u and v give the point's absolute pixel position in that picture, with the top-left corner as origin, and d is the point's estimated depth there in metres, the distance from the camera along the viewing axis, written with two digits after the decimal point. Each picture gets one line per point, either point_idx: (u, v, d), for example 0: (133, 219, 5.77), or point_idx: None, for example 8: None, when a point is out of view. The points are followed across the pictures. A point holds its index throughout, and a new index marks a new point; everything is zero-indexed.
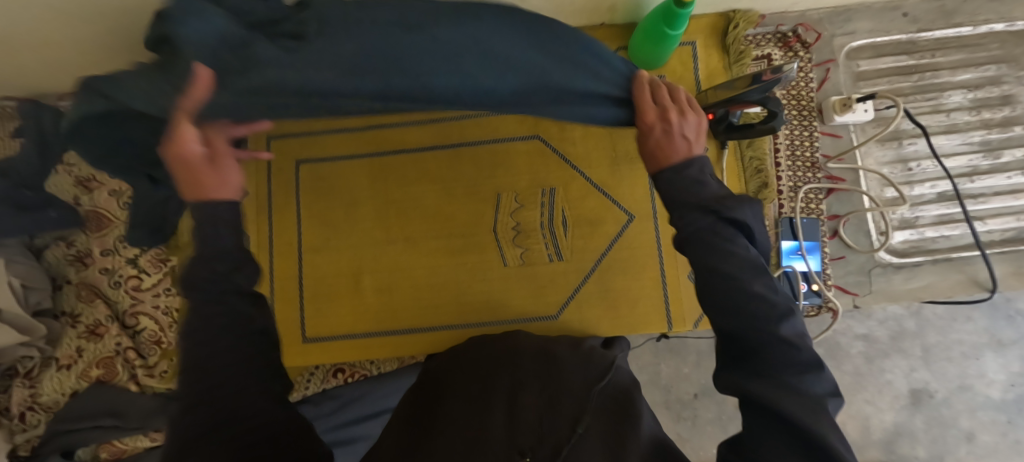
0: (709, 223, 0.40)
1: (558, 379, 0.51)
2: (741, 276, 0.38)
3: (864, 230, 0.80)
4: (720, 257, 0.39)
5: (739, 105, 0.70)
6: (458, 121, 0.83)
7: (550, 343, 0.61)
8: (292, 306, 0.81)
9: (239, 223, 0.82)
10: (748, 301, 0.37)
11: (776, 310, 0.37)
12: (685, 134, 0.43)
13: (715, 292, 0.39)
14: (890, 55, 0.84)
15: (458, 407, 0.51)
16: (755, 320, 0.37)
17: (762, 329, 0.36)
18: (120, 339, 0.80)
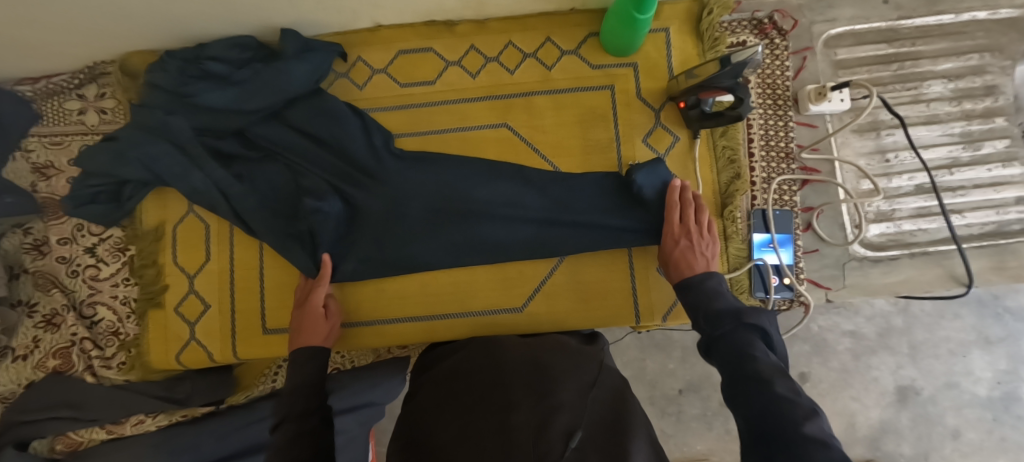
0: (731, 329, 0.52)
1: (549, 385, 0.50)
2: (767, 376, 0.44)
3: (838, 223, 0.78)
4: (741, 354, 0.48)
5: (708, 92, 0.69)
6: (425, 109, 0.81)
7: (538, 351, 0.60)
8: (251, 297, 0.78)
9: (200, 212, 0.80)
10: (771, 397, 0.42)
11: (798, 407, 0.40)
12: (704, 257, 0.66)
13: (742, 391, 0.45)
14: (871, 43, 0.82)
15: (451, 425, 0.48)
16: (779, 414, 0.40)
17: (788, 423, 0.39)
18: (75, 329, 0.78)
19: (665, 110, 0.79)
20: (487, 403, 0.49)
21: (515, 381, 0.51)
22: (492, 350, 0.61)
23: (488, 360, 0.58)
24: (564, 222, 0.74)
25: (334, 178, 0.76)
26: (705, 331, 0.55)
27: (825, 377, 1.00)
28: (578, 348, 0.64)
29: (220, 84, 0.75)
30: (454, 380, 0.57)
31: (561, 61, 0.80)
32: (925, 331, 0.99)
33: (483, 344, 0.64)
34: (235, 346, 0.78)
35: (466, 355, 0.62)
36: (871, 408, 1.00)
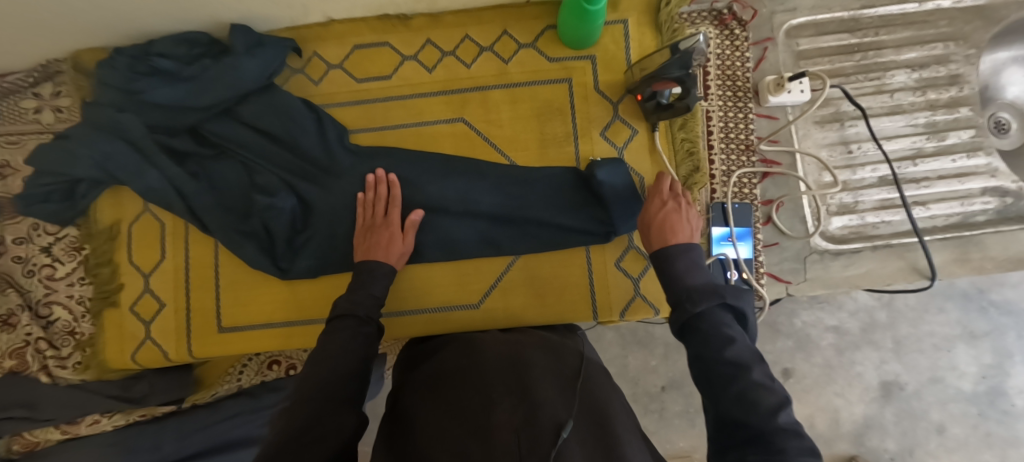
0: (709, 313, 0.48)
1: (528, 382, 0.49)
2: (742, 363, 0.44)
3: (799, 216, 0.77)
4: (711, 334, 0.47)
5: (660, 84, 0.68)
6: (382, 104, 0.80)
7: (521, 348, 0.59)
8: (208, 296, 0.78)
9: (154, 211, 0.80)
10: (742, 384, 0.43)
11: (773, 394, 0.42)
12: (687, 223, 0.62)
13: (716, 377, 0.45)
14: (833, 33, 0.81)
15: (432, 426, 0.47)
16: (756, 404, 0.41)
17: (762, 414, 0.40)
18: (30, 329, 0.77)
19: (623, 103, 0.78)
20: (467, 404, 0.48)
21: (495, 380, 0.51)
22: (472, 348, 0.60)
23: (468, 359, 0.57)
24: (517, 218, 0.76)
25: (288, 174, 0.76)
26: (680, 312, 0.51)
27: (810, 372, 0.99)
28: (560, 343, 0.64)
29: (170, 81, 0.75)
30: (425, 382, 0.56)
31: (519, 54, 0.80)
32: (909, 326, 0.98)
33: (464, 343, 0.63)
34: (190, 346, 0.78)
35: (447, 354, 0.61)
36: (856, 404, 0.98)
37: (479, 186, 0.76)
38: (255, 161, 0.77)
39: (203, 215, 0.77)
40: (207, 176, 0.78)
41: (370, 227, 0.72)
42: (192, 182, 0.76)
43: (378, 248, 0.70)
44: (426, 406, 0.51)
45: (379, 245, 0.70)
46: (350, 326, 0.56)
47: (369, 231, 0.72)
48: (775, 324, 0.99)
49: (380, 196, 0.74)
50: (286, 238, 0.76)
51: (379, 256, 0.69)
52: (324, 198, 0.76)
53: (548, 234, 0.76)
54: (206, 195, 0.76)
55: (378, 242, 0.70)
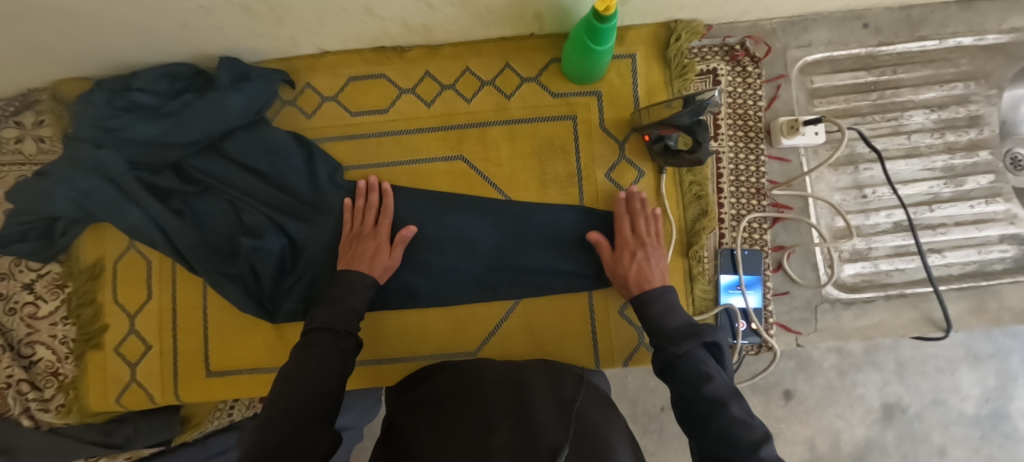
0: (687, 354, 0.50)
1: (526, 405, 0.47)
2: (719, 400, 0.46)
3: (811, 263, 0.74)
4: (688, 377, 0.48)
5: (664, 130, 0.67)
6: (375, 139, 0.76)
7: (520, 369, 0.57)
8: (193, 340, 0.75)
9: (140, 248, 0.76)
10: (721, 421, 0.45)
11: (749, 427, 0.44)
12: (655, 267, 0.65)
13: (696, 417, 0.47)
14: (849, 71, 0.78)
15: (427, 446, 0.45)
16: (732, 438, 0.43)
17: (737, 451, 0.43)
18: (10, 370, 0.74)
19: (629, 142, 0.75)
20: (463, 425, 0.45)
21: (493, 402, 0.49)
22: (471, 371, 0.57)
23: (466, 381, 0.55)
24: (513, 262, 0.74)
25: (276, 213, 0.73)
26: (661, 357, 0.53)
27: (810, 393, 0.96)
28: (559, 366, 0.61)
29: (151, 116, 0.71)
30: (419, 402, 0.54)
31: (520, 89, 0.76)
32: (912, 349, 0.95)
33: (460, 366, 0.60)
34: (177, 390, 0.75)
35: (444, 376, 0.58)
36: (857, 426, 0.96)
37: (477, 226, 0.73)
38: (244, 201, 0.74)
39: (188, 256, 0.73)
40: (193, 215, 0.75)
41: (358, 229, 0.71)
42: (178, 220, 0.73)
43: (360, 257, 0.68)
44: (421, 425, 0.49)
45: (363, 252, 0.68)
46: (327, 340, 0.54)
47: (355, 241, 0.70)
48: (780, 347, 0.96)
49: (371, 204, 0.72)
50: (273, 280, 0.72)
51: (362, 266, 0.67)
52: (316, 239, 0.73)
53: (550, 279, 0.73)
54: (190, 235, 0.73)
55: (363, 250, 0.68)
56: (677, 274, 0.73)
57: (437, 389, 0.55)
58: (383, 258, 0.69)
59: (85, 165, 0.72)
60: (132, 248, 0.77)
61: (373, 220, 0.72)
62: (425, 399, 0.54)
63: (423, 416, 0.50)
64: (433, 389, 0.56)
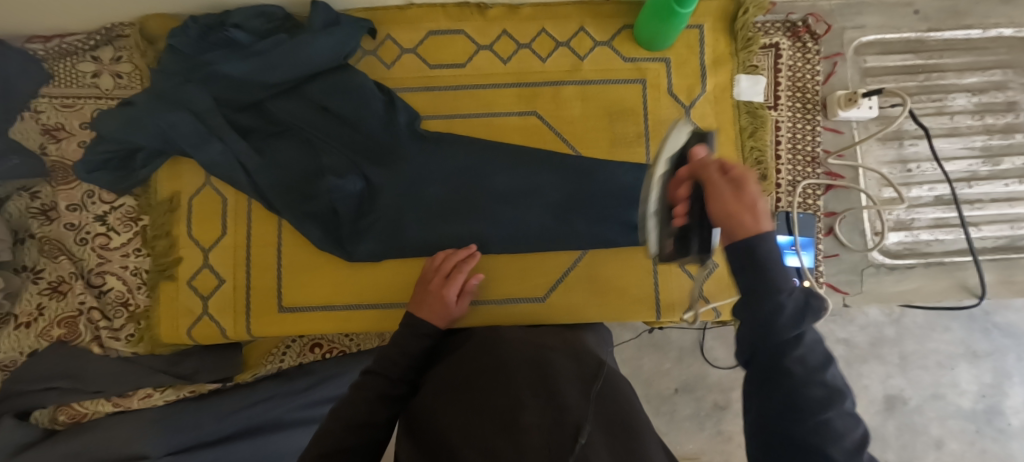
0: (803, 324, 0.34)
1: (552, 380, 0.43)
2: (834, 390, 0.34)
3: (859, 228, 0.79)
4: (798, 357, 0.34)
5: (675, 186, 0.46)
6: (452, 91, 0.79)
7: (545, 347, 0.53)
8: (268, 275, 0.77)
9: (216, 184, 0.78)
10: (828, 412, 0.33)
11: (851, 424, 0.34)
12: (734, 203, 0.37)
13: (793, 407, 0.34)
14: (898, 53, 0.82)
15: (455, 431, 0.42)
16: (835, 437, 0.33)
17: (845, 461, 0.32)
18: (83, 298, 0.76)
19: (696, 107, 0.79)
20: (490, 405, 0.42)
21: (516, 376, 0.45)
22: (493, 347, 0.54)
23: (487, 361, 0.51)
24: (581, 214, 0.75)
25: (356, 156, 0.75)
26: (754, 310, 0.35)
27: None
28: (581, 343, 0.56)
29: (241, 54, 0.73)
30: (441, 389, 0.51)
31: (594, 52, 0.79)
32: (915, 344, 0.98)
33: (481, 341, 0.57)
34: (249, 324, 0.77)
35: (465, 355, 0.55)
36: (860, 417, 0.99)
37: (551, 177, 0.76)
38: (319, 143, 0.75)
39: (267, 194, 0.75)
40: (269, 153, 0.75)
41: (433, 278, 0.72)
42: (258, 159, 0.75)
43: (428, 305, 0.68)
44: (442, 418, 0.46)
45: (433, 302, 0.69)
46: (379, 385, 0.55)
47: (428, 289, 0.71)
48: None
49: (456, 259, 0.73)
50: (351, 220, 0.75)
51: (425, 312, 0.67)
52: (395, 183, 0.75)
53: (622, 235, 0.75)
54: (270, 173, 0.75)
55: (433, 299, 0.69)
56: None
57: (457, 374, 0.52)
58: (451, 307, 0.69)
59: (174, 98, 0.73)
60: (209, 183, 0.78)
61: (450, 274, 0.72)
62: (447, 386, 0.51)
63: (441, 407, 0.48)
64: (451, 372, 0.53)
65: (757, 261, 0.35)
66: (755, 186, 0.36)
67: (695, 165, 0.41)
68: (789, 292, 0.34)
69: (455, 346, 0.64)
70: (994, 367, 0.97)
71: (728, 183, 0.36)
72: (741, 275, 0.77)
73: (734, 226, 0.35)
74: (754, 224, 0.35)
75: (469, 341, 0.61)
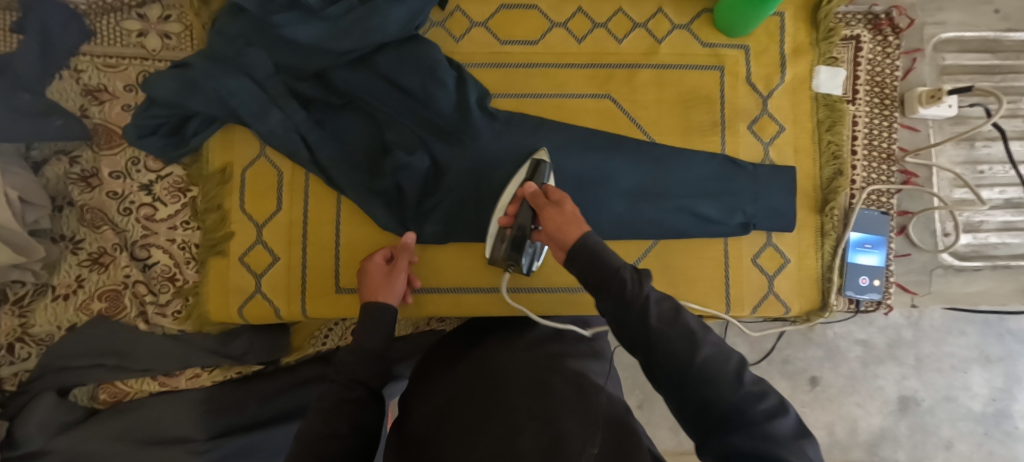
0: (645, 288, 0.44)
1: (550, 400, 0.45)
2: (694, 335, 0.42)
3: (930, 228, 0.79)
4: (656, 316, 0.43)
5: (510, 206, 0.64)
6: (524, 69, 0.76)
7: (541, 362, 0.54)
8: (325, 255, 0.74)
9: (271, 156, 0.74)
10: (703, 357, 0.40)
11: (730, 360, 0.41)
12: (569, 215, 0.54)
13: (677, 359, 0.41)
14: (976, 52, 0.81)
15: (451, 450, 0.43)
16: (720, 375, 0.40)
17: (726, 388, 0.40)
18: (128, 271, 0.72)
19: (774, 97, 0.77)
20: (487, 426, 0.44)
21: (515, 399, 0.47)
22: (490, 363, 0.55)
23: (481, 380, 0.52)
24: (650, 201, 0.73)
25: (424, 132, 0.71)
26: (605, 292, 0.46)
27: (835, 381, 0.97)
28: (575, 357, 0.58)
29: (309, 17, 0.67)
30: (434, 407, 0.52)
31: (672, 35, 0.77)
32: (931, 345, 0.96)
33: (474, 359, 0.58)
34: (304, 304, 0.73)
35: (457, 374, 0.56)
36: (873, 415, 0.96)
37: (624, 163, 0.73)
38: (386, 118, 0.72)
39: (328, 169, 0.71)
40: (334, 127, 0.72)
41: (376, 267, 0.67)
42: (321, 132, 0.71)
43: (378, 292, 0.65)
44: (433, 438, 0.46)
45: (382, 288, 0.65)
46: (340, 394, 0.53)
47: (376, 277, 0.67)
48: (807, 333, 0.97)
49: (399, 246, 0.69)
50: (416, 199, 0.71)
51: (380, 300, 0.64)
52: (464, 164, 0.71)
53: (695, 227, 0.73)
54: (332, 148, 0.71)
55: (380, 286, 0.65)
56: (809, 230, 0.76)
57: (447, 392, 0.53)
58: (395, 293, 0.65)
59: (235, 63, 0.69)
60: (263, 155, 0.74)
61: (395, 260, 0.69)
62: (438, 405, 0.51)
63: (430, 428, 0.48)
64: (441, 390, 0.54)
65: (587, 250, 0.49)
66: (569, 205, 0.55)
67: (530, 191, 0.59)
68: (627, 269, 0.46)
69: (441, 358, 0.63)
70: (1005, 372, 0.95)
71: (553, 205, 0.55)
72: (812, 271, 0.76)
73: (565, 232, 0.52)
74: (579, 229, 0.52)
75: (460, 352, 0.62)
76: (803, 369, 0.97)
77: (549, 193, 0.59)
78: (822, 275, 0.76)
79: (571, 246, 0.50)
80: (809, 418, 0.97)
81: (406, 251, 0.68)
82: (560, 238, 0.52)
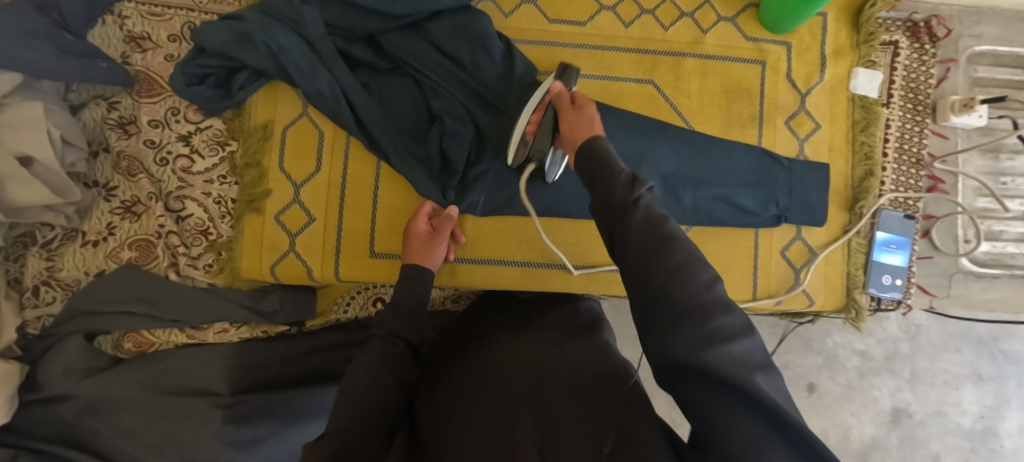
0: (637, 190, 0.41)
1: (550, 391, 0.44)
2: (673, 238, 0.37)
3: (953, 234, 0.85)
4: (640, 219, 0.39)
5: (534, 114, 0.61)
6: (571, 49, 0.76)
7: (542, 351, 0.53)
8: (361, 219, 0.74)
9: (315, 118, 0.74)
10: (680, 260, 0.36)
11: (708, 271, 0.37)
12: (592, 114, 0.53)
13: (648, 258, 0.37)
14: (1007, 67, 0.84)
15: (455, 439, 0.43)
16: (689, 279, 0.35)
17: (692, 288, 0.35)
18: (163, 221, 0.71)
19: (813, 95, 0.78)
20: (486, 418, 0.43)
21: (516, 390, 0.46)
22: (489, 355, 0.55)
23: (484, 373, 0.51)
24: (686, 187, 0.73)
25: (470, 102, 0.71)
26: (599, 194, 0.43)
27: (831, 389, 0.95)
28: (577, 338, 0.57)
29: None
30: (443, 398, 0.51)
31: (717, 27, 0.78)
32: (926, 360, 0.94)
33: (484, 350, 0.57)
34: (337, 266, 0.74)
35: (466, 365, 0.55)
36: (866, 425, 0.95)
37: (662, 147, 0.74)
38: (431, 84, 0.71)
39: (371, 133, 0.71)
40: (381, 92, 0.73)
41: (418, 232, 0.68)
42: (367, 94, 0.70)
43: (416, 257, 0.66)
44: (437, 430, 0.47)
45: (422, 253, 0.66)
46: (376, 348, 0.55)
47: (416, 240, 0.68)
48: (808, 340, 0.96)
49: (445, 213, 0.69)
50: (462, 168, 0.71)
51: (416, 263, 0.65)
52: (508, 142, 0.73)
53: (730, 218, 0.74)
54: (377, 111, 0.70)
55: (421, 251, 0.66)
56: (837, 227, 0.78)
57: (450, 388, 0.52)
58: (434, 261, 0.66)
59: (289, 19, 0.69)
60: (305, 114, 0.74)
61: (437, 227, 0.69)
62: (447, 396, 0.51)
63: (435, 422, 0.48)
64: (449, 382, 0.54)
65: (592, 148, 0.47)
66: (590, 108, 0.54)
67: (558, 90, 0.59)
68: (622, 173, 0.43)
69: (449, 346, 0.64)
70: (998, 391, 0.93)
71: (574, 109, 0.55)
72: (837, 269, 0.78)
73: (580, 134, 0.52)
74: (591, 130, 0.51)
75: (465, 342, 0.62)
76: (802, 375, 0.96)
77: (577, 97, 0.58)
78: (848, 272, 0.78)
79: (580, 144, 0.50)
80: None
81: (450, 220, 0.68)
82: (574, 139, 0.53)
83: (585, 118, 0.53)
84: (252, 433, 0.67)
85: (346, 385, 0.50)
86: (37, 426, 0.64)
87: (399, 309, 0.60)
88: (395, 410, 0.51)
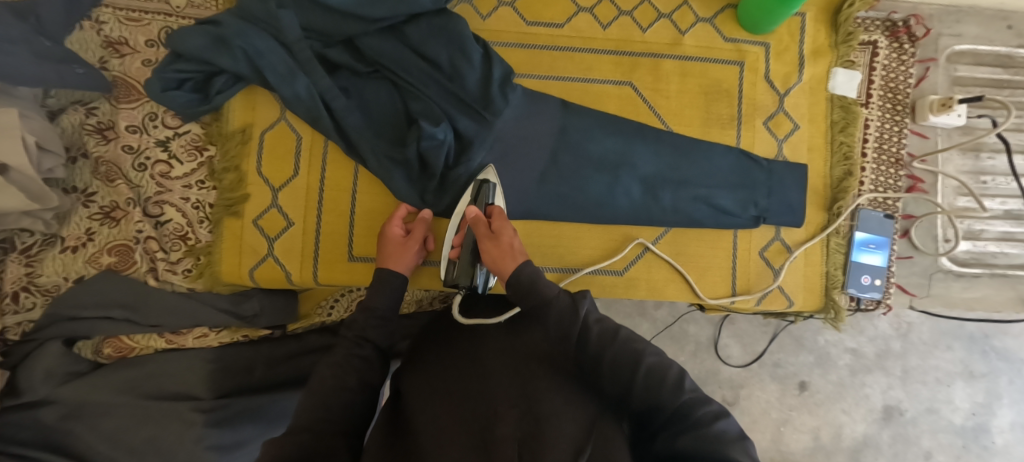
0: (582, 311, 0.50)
1: (533, 394, 0.45)
2: (633, 347, 0.47)
3: (932, 233, 0.86)
4: (596, 334, 0.48)
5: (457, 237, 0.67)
6: (548, 51, 0.76)
7: (530, 342, 0.53)
8: (339, 223, 0.74)
9: (294, 121, 0.74)
10: (648, 364, 0.45)
11: (675, 369, 0.45)
12: (509, 244, 0.59)
13: (619, 367, 0.46)
14: (988, 65, 0.84)
15: (433, 431, 0.43)
16: (663, 382, 0.43)
17: (667, 391, 0.43)
18: (141, 226, 0.71)
19: (791, 95, 0.78)
20: (469, 416, 0.43)
21: (499, 388, 0.46)
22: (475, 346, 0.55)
23: (468, 365, 0.51)
24: (666, 188, 0.73)
25: (448, 105, 0.71)
26: (548, 325, 0.51)
27: (823, 387, 0.96)
28: None
29: None
30: (417, 386, 0.51)
31: (695, 27, 0.78)
32: (918, 357, 0.94)
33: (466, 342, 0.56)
34: (317, 270, 0.74)
35: (450, 354, 0.55)
36: (858, 423, 0.95)
37: (640, 149, 0.74)
38: (409, 87, 0.71)
39: (349, 137, 0.71)
40: (359, 95, 0.73)
41: (393, 235, 0.68)
42: (344, 97, 0.70)
43: (390, 257, 0.66)
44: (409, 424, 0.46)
45: (396, 254, 0.66)
46: (346, 346, 0.56)
47: (389, 241, 0.68)
48: (800, 338, 0.96)
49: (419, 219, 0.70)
50: (440, 171, 0.71)
51: (390, 264, 0.65)
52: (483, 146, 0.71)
53: (709, 220, 0.74)
54: (354, 114, 0.70)
55: (394, 252, 0.66)
56: (814, 227, 0.78)
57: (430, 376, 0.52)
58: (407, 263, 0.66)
59: (264, 22, 0.69)
60: (283, 119, 0.74)
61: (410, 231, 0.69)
62: (422, 384, 0.51)
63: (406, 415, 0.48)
64: (428, 367, 0.53)
65: (520, 284, 0.54)
66: (507, 236, 0.60)
67: (472, 216, 0.62)
68: (561, 298, 0.52)
69: (433, 330, 0.64)
70: (988, 389, 0.93)
71: (491, 237, 0.60)
72: (817, 268, 0.78)
73: (502, 268, 0.57)
74: (511, 264, 0.57)
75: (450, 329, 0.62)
76: (793, 373, 0.96)
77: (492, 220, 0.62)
78: (827, 271, 0.78)
79: (507, 279, 0.55)
80: (796, 423, 0.96)
81: (424, 223, 0.70)
82: (497, 269, 0.58)
83: (502, 252, 0.58)
84: (233, 438, 0.68)
85: (315, 388, 0.50)
86: (20, 431, 0.63)
87: (371, 312, 0.60)
88: (361, 407, 0.51)
